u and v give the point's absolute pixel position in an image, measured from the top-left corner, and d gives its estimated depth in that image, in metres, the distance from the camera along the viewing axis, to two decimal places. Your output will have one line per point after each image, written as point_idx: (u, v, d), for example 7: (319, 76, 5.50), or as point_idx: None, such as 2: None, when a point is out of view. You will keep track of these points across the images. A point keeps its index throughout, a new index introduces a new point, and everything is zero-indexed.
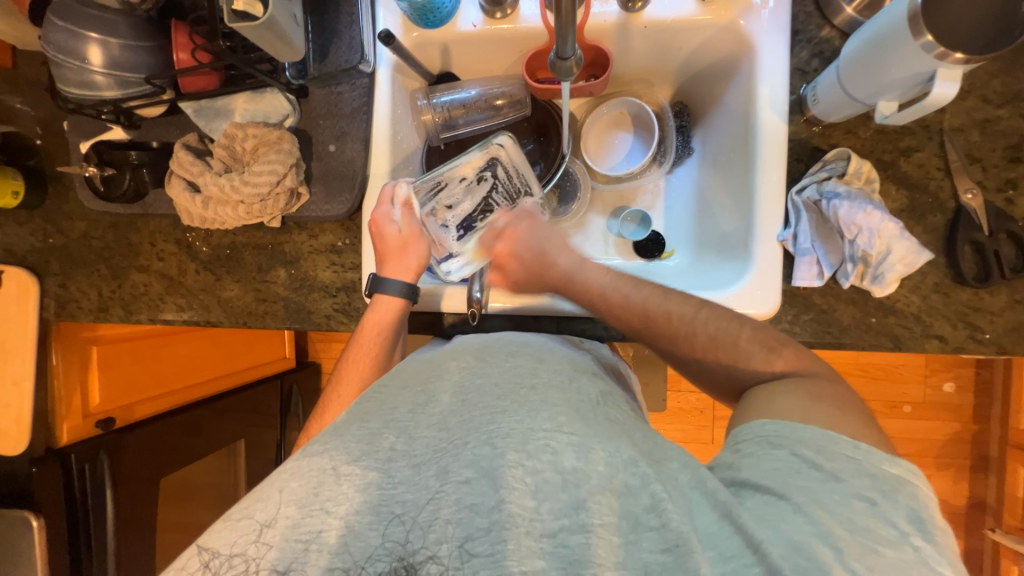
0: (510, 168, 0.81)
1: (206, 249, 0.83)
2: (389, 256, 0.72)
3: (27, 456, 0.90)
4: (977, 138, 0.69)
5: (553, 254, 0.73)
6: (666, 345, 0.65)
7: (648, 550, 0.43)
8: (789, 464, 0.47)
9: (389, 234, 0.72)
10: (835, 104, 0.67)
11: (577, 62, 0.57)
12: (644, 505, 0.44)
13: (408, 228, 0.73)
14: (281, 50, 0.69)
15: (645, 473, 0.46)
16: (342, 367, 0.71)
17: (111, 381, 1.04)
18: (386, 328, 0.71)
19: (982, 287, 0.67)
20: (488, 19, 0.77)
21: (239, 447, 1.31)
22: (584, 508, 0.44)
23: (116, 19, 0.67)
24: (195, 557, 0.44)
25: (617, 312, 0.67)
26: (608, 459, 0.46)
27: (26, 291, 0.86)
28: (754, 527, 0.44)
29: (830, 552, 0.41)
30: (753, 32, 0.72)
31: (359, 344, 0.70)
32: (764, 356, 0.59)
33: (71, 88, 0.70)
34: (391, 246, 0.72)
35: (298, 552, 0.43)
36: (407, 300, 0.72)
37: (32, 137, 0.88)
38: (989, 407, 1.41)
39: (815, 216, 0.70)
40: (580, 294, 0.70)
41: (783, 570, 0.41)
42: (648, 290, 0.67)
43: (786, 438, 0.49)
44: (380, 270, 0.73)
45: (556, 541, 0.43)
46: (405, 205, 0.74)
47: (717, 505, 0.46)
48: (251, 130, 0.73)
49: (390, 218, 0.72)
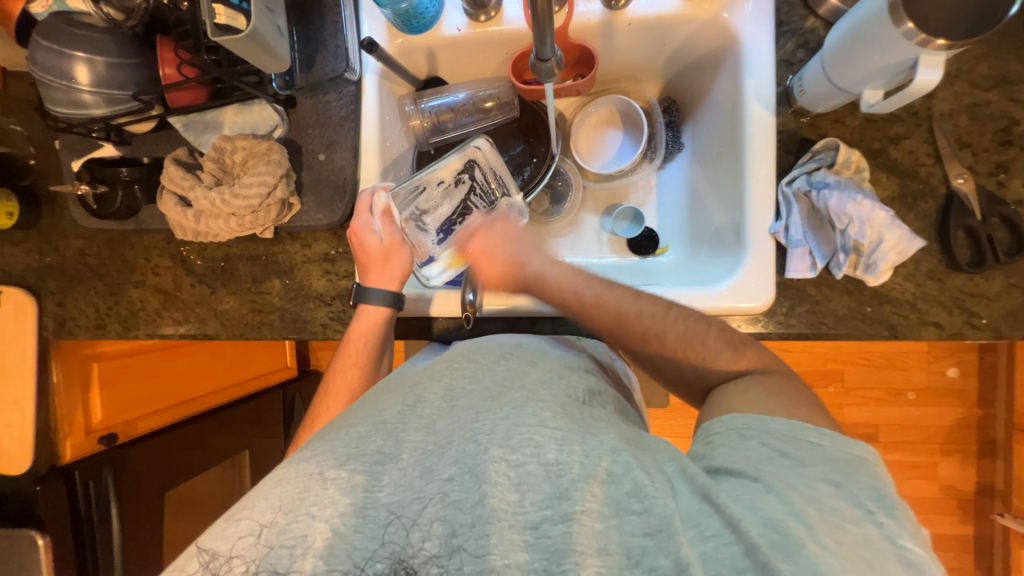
0: (488, 170, 0.80)
1: (200, 262, 0.83)
2: (371, 267, 0.72)
3: (31, 474, 0.90)
4: (967, 122, 0.69)
5: (523, 260, 0.71)
6: (637, 346, 0.64)
7: (631, 533, 0.42)
8: (761, 452, 0.48)
9: (371, 245, 0.71)
10: (821, 94, 0.66)
11: (557, 63, 0.57)
12: (625, 491, 0.44)
13: (389, 237, 0.73)
14: (266, 61, 0.69)
15: (627, 460, 0.46)
16: (329, 379, 0.72)
17: (112, 397, 1.04)
18: (373, 335, 0.71)
19: (976, 273, 0.67)
20: (473, 22, 0.78)
21: (243, 458, 1.31)
22: (566, 497, 0.44)
23: (100, 37, 0.68)
24: (195, 557, 0.44)
25: (591, 310, 0.66)
26: (589, 451, 0.46)
27: (23, 310, 0.87)
28: (734, 508, 0.43)
29: (801, 527, 0.41)
30: (737, 25, 0.72)
31: (346, 354, 0.71)
32: (730, 355, 0.60)
33: (59, 107, 0.70)
34: (373, 257, 0.72)
35: (283, 559, 0.42)
36: (391, 308, 0.72)
37: (25, 157, 0.88)
38: (994, 391, 1.40)
39: (806, 207, 0.70)
40: (554, 293, 0.68)
41: (761, 547, 0.40)
42: (620, 290, 0.66)
43: (756, 429, 0.50)
44: (364, 281, 0.73)
45: (539, 532, 0.43)
46: (384, 214, 0.73)
47: (696, 489, 0.45)
48: (240, 142, 0.73)
49: (370, 229, 0.72)
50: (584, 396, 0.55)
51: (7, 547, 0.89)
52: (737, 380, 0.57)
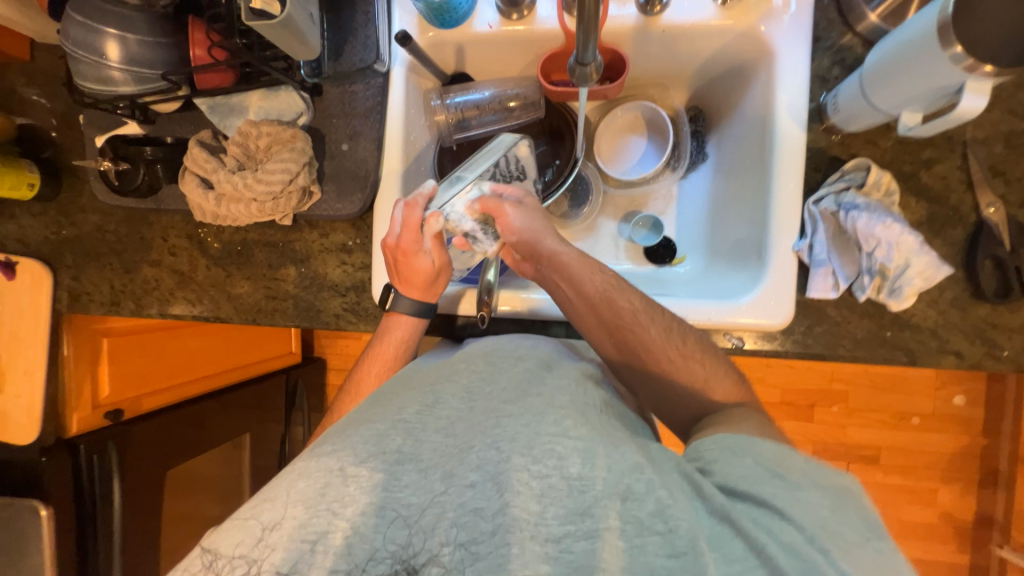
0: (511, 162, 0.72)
1: (216, 244, 0.83)
2: (415, 283, 0.69)
3: (38, 446, 0.90)
4: (1002, 151, 0.68)
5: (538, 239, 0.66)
6: (648, 352, 0.63)
7: (654, 554, 0.42)
8: (756, 472, 0.48)
9: (420, 266, 0.68)
10: (855, 114, 0.66)
11: (596, 68, 0.58)
12: (648, 511, 0.44)
13: (439, 259, 0.69)
14: (297, 49, 0.69)
15: (652, 479, 0.45)
16: (354, 382, 0.71)
17: (120, 373, 1.04)
18: (408, 342, 0.71)
19: (1001, 303, 0.66)
20: (505, 20, 0.77)
21: (244, 440, 1.33)
22: (590, 514, 0.44)
23: (133, 14, 0.67)
24: (198, 558, 0.45)
25: (606, 306, 0.64)
26: (614, 466, 0.46)
27: (39, 282, 0.87)
28: (766, 535, 0.43)
29: (820, 556, 0.42)
30: (774, 37, 0.71)
31: (373, 361, 0.71)
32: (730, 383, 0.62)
33: (87, 82, 0.70)
34: (421, 276, 0.69)
35: (305, 552, 0.44)
36: (425, 318, 0.71)
37: (48, 130, 0.88)
38: (1000, 421, 1.38)
39: (832, 227, 0.69)
40: (565, 282, 0.66)
41: (786, 572, 0.41)
42: (635, 296, 0.65)
43: (749, 449, 0.50)
44: (404, 292, 0.71)
45: (560, 546, 0.43)
46: (436, 236, 0.67)
47: (714, 510, 0.45)
48: (265, 128, 0.73)
49: (419, 251, 0.67)
50: (600, 406, 0.54)
51: (11, 516, 0.90)
52: (729, 414, 0.58)
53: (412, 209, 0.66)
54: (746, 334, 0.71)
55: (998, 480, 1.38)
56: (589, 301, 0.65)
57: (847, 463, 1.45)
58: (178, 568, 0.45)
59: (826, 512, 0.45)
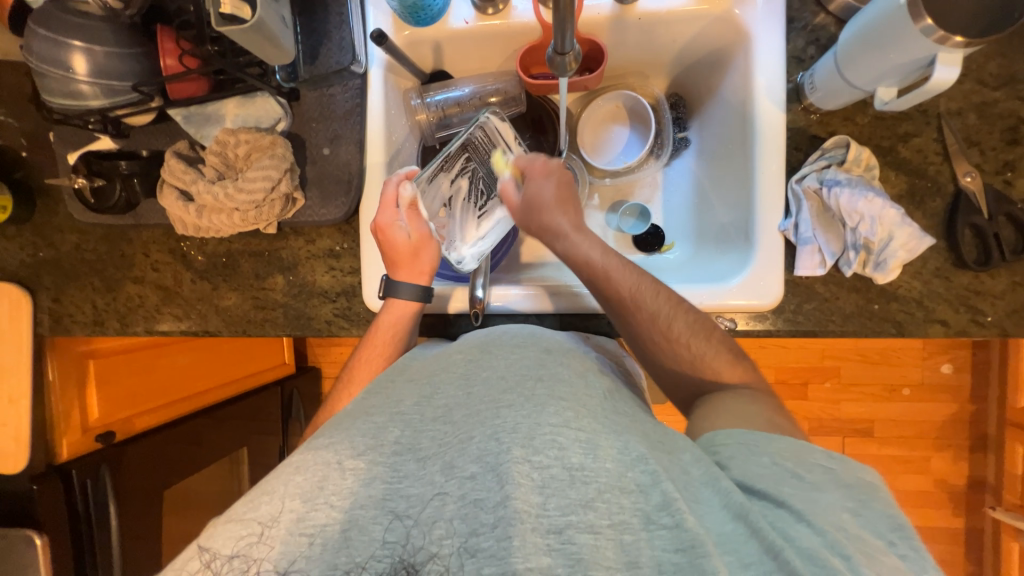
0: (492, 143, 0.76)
1: (201, 257, 0.82)
2: (400, 263, 0.71)
3: (28, 474, 0.88)
4: (975, 121, 0.70)
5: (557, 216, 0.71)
6: (644, 330, 0.64)
7: (660, 548, 0.43)
8: (788, 473, 0.48)
9: (399, 241, 0.70)
10: (833, 91, 0.67)
11: (575, 56, 0.57)
12: (654, 504, 0.44)
13: (417, 232, 0.71)
14: (271, 53, 0.68)
15: (655, 469, 0.45)
16: (351, 368, 0.69)
17: (110, 394, 1.02)
18: (402, 327, 0.70)
19: (982, 270, 0.67)
20: (480, 15, 0.76)
21: (242, 455, 1.30)
22: (591, 507, 0.44)
23: (98, 25, 0.65)
24: (196, 556, 0.44)
25: (603, 282, 0.66)
26: (616, 455, 0.46)
27: (18, 307, 0.85)
28: (771, 532, 0.43)
29: (818, 551, 0.42)
30: (748, 21, 0.72)
31: (371, 345, 0.69)
32: (730, 361, 0.63)
33: (55, 98, 0.68)
34: (402, 253, 0.70)
35: (302, 546, 0.44)
36: (421, 303, 0.71)
37: (18, 150, 0.86)
38: (987, 387, 1.41)
39: (816, 204, 0.70)
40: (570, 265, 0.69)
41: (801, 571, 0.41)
42: (640, 272, 0.66)
43: (767, 447, 0.50)
44: (391, 274, 0.71)
45: (562, 536, 0.43)
46: (410, 206, 0.71)
47: (730, 505, 0.45)
48: (243, 135, 0.72)
49: (396, 225, 0.70)
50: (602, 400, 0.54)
51: (6, 547, 0.88)
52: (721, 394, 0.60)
53: (397, 182, 0.71)
54: (737, 315, 0.71)
55: (988, 445, 1.42)
56: (593, 275, 0.67)
57: (843, 438, 1.48)
58: (179, 565, 0.44)
59: (817, 502, 0.46)
